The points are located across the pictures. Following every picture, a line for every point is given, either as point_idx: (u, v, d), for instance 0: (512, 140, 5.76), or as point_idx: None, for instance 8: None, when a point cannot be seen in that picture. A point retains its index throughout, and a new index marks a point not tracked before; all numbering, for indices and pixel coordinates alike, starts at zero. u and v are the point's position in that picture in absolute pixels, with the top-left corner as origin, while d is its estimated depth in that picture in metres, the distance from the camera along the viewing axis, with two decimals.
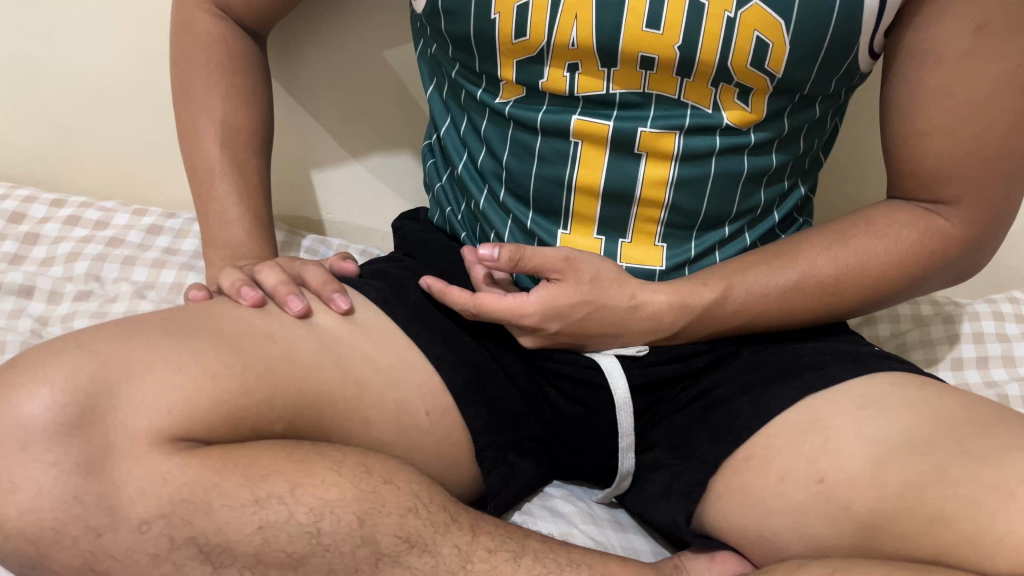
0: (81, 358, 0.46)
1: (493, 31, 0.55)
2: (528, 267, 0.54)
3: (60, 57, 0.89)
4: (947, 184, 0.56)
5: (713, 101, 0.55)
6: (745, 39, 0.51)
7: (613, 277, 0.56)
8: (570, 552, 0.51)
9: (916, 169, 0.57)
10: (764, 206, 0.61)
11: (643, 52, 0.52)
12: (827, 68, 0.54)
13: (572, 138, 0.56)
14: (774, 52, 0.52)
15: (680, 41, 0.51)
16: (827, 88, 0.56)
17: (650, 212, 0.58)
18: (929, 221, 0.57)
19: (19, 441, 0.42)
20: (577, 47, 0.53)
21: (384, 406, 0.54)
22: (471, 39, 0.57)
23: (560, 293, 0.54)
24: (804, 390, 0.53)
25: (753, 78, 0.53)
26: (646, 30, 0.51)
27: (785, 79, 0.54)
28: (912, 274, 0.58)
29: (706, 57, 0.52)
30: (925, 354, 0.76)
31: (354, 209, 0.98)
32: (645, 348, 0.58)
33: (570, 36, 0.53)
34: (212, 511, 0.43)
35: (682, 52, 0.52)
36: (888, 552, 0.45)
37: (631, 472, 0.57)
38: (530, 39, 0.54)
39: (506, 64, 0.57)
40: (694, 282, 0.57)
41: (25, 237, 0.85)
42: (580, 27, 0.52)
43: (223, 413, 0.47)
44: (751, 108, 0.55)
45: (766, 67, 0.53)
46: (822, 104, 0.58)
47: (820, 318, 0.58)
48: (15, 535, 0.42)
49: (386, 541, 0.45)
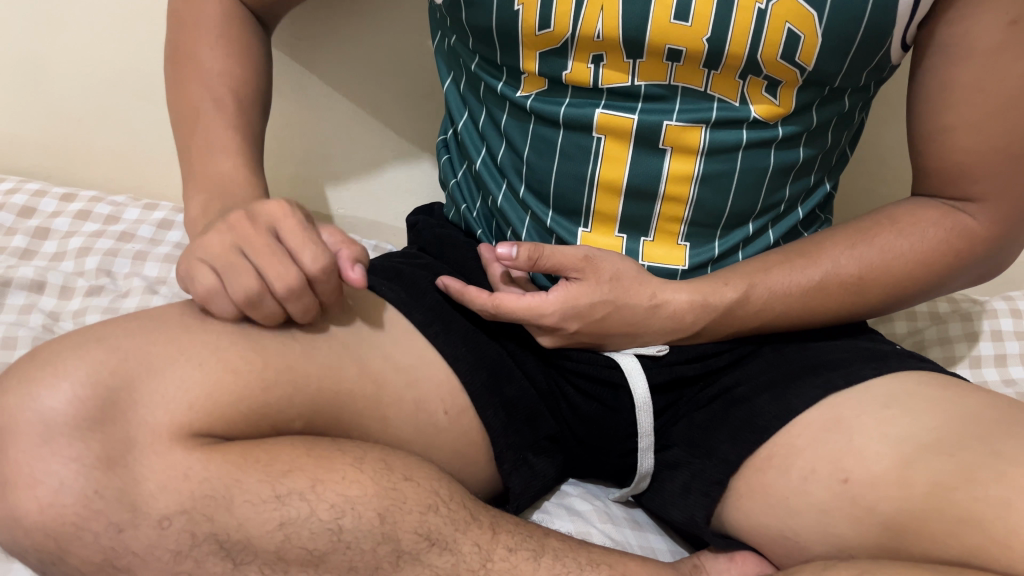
0: (101, 353, 0.46)
1: (516, 22, 0.55)
2: (546, 266, 0.54)
3: (73, 51, 0.88)
4: (973, 180, 0.55)
5: (740, 94, 0.55)
6: (776, 31, 0.51)
7: (633, 275, 0.56)
8: (590, 551, 0.51)
9: (943, 165, 0.56)
10: (788, 202, 0.61)
11: (671, 44, 0.52)
12: (858, 60, 0.54)
13: (595, 133, 0.56)
14: (806, 44, 0.52)
15: (709, 33, 0.51)
16: (857, 80, 0.56)
17: (675, 210, 0.58)
18: (954, 218, 0.57)
19: (40, 436, 0.42)
20: (603, 38, 0.53)
21: (403, 404, 0.53)
22: (493, 31, 0.57)
23: (581, 292, 0.54)
24: (826, 388, 0.52)
25: (783, 71, 0.53)
26: (674, 21, 0.51)
27: (816, 71, 0.53)
28: (937, 272, 0.57)
29: (736, 49, 0.52)
30: (943, 352, 0.76)
31: (363, 205, 0.98)
32: (666, 348, 0.57)
33: (595, 27, 0.52)
34: (233, 507, 0.42)
35: (711, 45, 0.51)
36: (915, 552, 0.44)
37: (650, 472, 0.57)
38: (554, 31, 0.54)
39: (528, 56, 0.57)
40: (715, 281, 0.57)
41: (35, 232, 0.84)
42: (606, 19, 0.52)
43: (244, 409, 0.47)
44: (779, 101, 0.55)
45: (796, 60, 0.52)
46: (851, 97, 0.58)
47: (845, 316, 0.58)
48: (36, 530, 0.41)
49: (407, 538, 0.45)
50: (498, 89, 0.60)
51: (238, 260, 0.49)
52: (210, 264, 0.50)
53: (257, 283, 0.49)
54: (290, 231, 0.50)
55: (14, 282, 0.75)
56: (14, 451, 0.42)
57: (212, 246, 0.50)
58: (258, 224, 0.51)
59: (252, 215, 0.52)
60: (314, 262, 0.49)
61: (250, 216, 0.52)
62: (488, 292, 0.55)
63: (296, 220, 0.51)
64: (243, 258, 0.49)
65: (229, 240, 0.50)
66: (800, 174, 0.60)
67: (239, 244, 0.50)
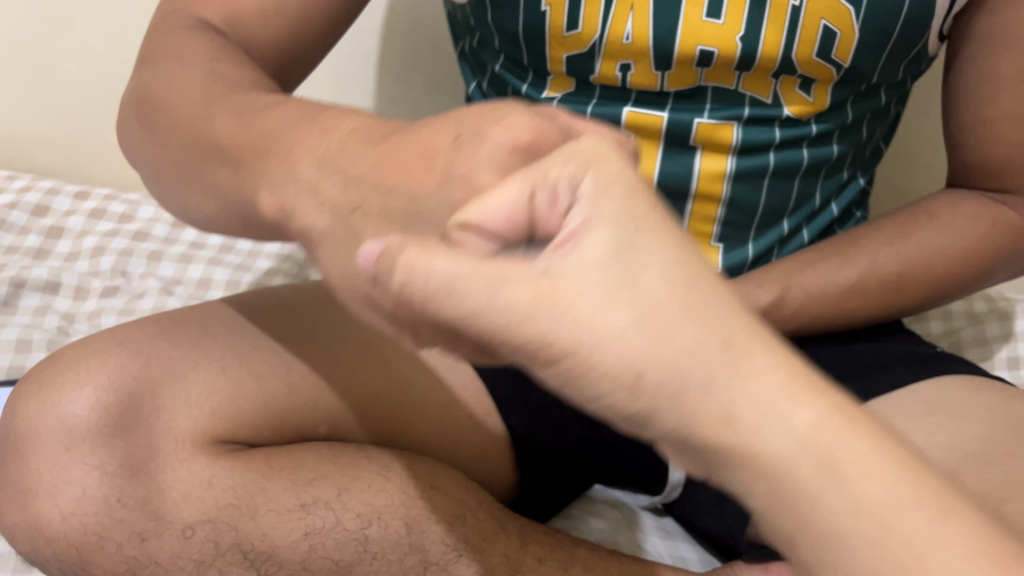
0: (122, 357, 0.45)
1: (543, 23, 0.53)
2: None
3: (90, 49, 0.88)
4: (1014, 175, 0.53)
5: (773, 92, 0.52)
6: (811, 28, 0.49)
7: None
8: (622, 561, 0.49)
9: (982, 160, 0.54)
10: (822, 199, 0.59)
11: (703, 46, 0.50)
12: (894, 54, 0.52)
13: (624, 130, 0.54)
14: (842, 41, 0.50)
15: (741, 33, 0.49)
16: (894, 74, 0.54)
17: (707, 210, 0.56)
18: (997, 212, 0.54)
19: (62, 443, 0.41)
20: (632, 41, 0.51)
21: (428, 409, 0.52)
22: (519, 33, 0.55)
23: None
24: (865, 392, 0.51)
25: (819, 69, 0.51)
26: (705, 20, 0.49)
27: (851, 69, 0.52)
28: (980, 270, 0.55)
29: (769, 49, 0.50)
30: (980, 353, 0.73)
31: None
32: None
33: (624, 29, 0.51)
34: (258, 516, 0.41)
35: (744, 45, 0.49)
36: None
37: (682, 482, 0.55)
38: (582, 32, 0.52)
39: (555, 58, 0.55)
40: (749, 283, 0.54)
41: (49, 231, 0.84)
42: (636, 20, 0.50)
43: (267, 415, 0.46)
44: (813, 99, 0.53)
45: (832, 56, 0.50)
46: (886, 92, 0.56)
47: (882, 315, 0.55)
48: (58, 539, 0.40)
49: (434, 549, 0.44)
50: (523, 91, 0.58)
51: None
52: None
53: None
54: None
55: (29, 282, 0.75)
56: (35, 457, 0.41)
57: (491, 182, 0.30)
58: (511, 148, 0.31)
59: (493, 146, 0.31)
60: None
61: (487, 134, 0.32)
62: None
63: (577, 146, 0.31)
64: None
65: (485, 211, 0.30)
66: (833, 170, 0.58)
67: None
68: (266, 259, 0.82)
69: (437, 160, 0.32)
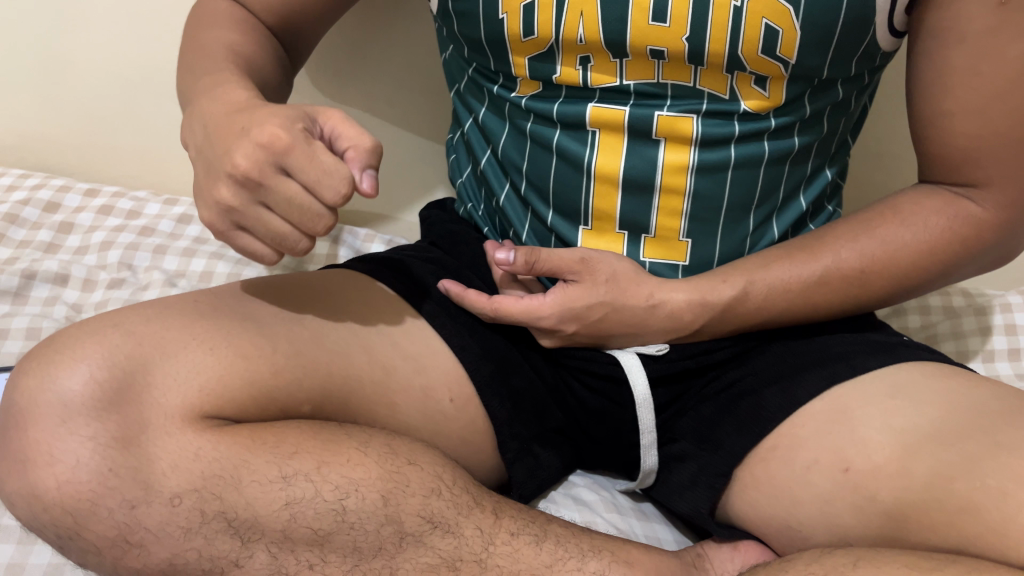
0: (116, 337, 0.48)
1: (503, 30, 0.57)
2: (544, 268, 0.56)
3: (96, 50, 0.92)
4: (977, 167, 0.55)
5: (729, 88, 0.55)
6: (754, 27, 0.52)
7: (631, 276, 0.57)
8: (593, 538, 0.52)
9: (946, 151, 0.56)
10: (788, 193, 0.61)
11: (652, 46, 0.53)
12: (841, 53, 0.54)
13: (590, 126, 0.57)
14: (785, 38, 0.52)
15: (687, 34, 0.52)
16: (847, 70, 0.56)
17: (673, 203, 0.58)
18: (960, 206, 0.57)
19: (59, 416, 0.44)
20: (585, 41, 0.54)
21: (410, 392, 0.55)
22: (483, 40, 0.59)
23: (578, 294, 0.56)
24: (831, 379, 0.53)
25: (767, 66, 0.54)
26: (652, 23, 0.52)
27: (799, 66, 0.54)
28: (943, 262, 0.57)
29: (717, 47, 0.53)
30: (956, 346, 0.75)
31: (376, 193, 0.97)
32: (666, 347, 0.58)
33: (577, 32, 0.54)
34: (241, 486, 0.44)
35: (690, 44, 0.52)
36: (915, 541, 0.45)
37: (655, 469, 0.58)
38: (539, 36, 0.56)
39: (518, 61, 0.59)
40: (714, 278, 0.57)
41: (59, 226, 0.88)
42: (587, 23, 0.54)
43: (254, 392, 0.48)
44: (768, 94, 0.56)
45: (777, 54, 0.53)
46: (844, 86, 0.58)
47: (846, 309, 0.58)
48: (54, 506, 0.43)
49: (410, 521, 0.46)
50: (495, 92, 0.63)
51: (264, 212, 0.48)
52: (229, 208, 0.48)
53: (291, 230, 0.48)
54: (302, 164, 0.45)
55: (39, 274, 0.79)
56: (35, 428, 0.44)
57: (239, 163, 0.47)
58: (257, 144, 0.46)
59: (251, 141, 0.47)
60: (337, 199, 0.45)
61: (253, 132, 0.47)
62: (487, 296, 0.58)
63: (304, 147, 0.46)
64: (274, 194, 0.47)
65: (237, 182, 0.47)
66: (798, 165, 0.60)
67: (262, 199, 0.47)
68: None
69: (233, 136, 0.49)
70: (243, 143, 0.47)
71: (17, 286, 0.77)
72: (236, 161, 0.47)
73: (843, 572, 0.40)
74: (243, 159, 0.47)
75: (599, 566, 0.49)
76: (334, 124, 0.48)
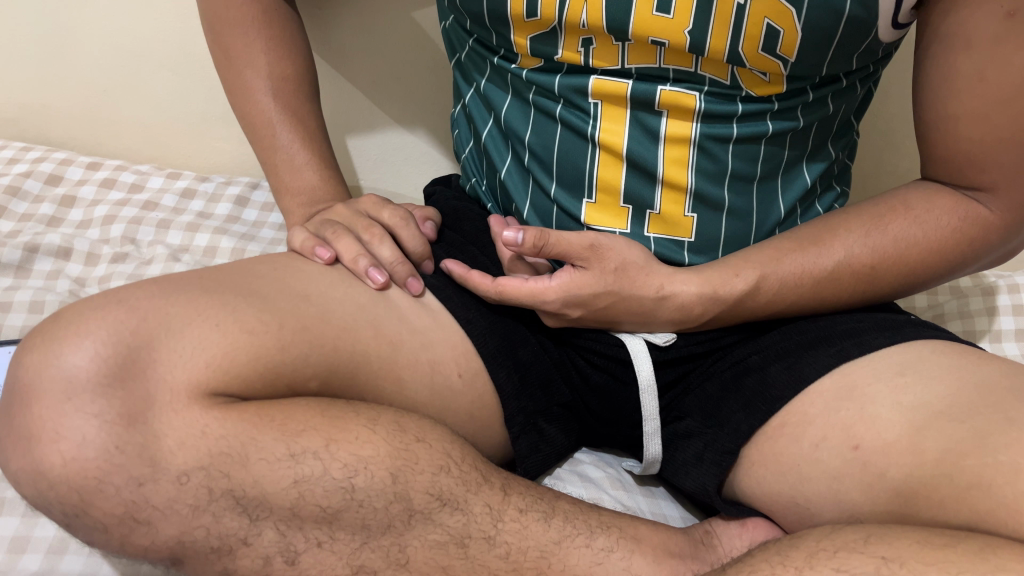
0: (120, 313, 0.47)
1: (507, 9, 0.58)
2: (551, 252, 0.55)
3: (95, 21, 0.90)
4: (982, 170, 0.54)
5: (730, 75, 0.55)
6: (755, 25, 0.52)
7: (639, 265, 0.56)
8: (601, 514, 0.52)
9: (949, 148, 0.55)
10: (793, 170, 0.60)
11: (654, 37, 0.53)
12: (842, 49, 0.54)
13: (591, 98, 0.57)
14: (785, 38, 0.52)
15: (690, 26, 0.52)
16: (848, 63, 0.56)
17: (676, 176, 0.57)
18: (968, 208, 0.56)
19: (64, 392, 0.43)
20: (588, 26, 0.55)
21: (418, 366, 0.55)
22: (485, 16, 0.60)
23: (585, 280, 0.55)
24: (840, 357, 0.53)
25: (766, 63, 0.54)
26: (656, 14, 0.52)
27: (799, 63, 0.54)
28: (952, 259, 0.57)
29: (716, 42, 0.53)
30: (963, 326, 0.75)
31: (394, 158, 0.99)
32: (673, 337, 0.58)
33: (580, 17, 0.55)
34: (249, 464, 0.43)
35: (692, 37, 0.53)
36: (924, 517, 0.45)
37: (659, 458, 0.58)
38: (541, 18, 0.56)
39: (521, 38, 0.59)
40: (725, 271, 0.56)
41: (62, 200, 0.87)
42: (590, 10, 0.54)
43: (260, 368, 0.48)
44: (769, 79, 0.55)
45: (778, 52, 0.53)
46: (847, 77, 0.58)
47: (856, 304, 0.58)
48: (60, 483, 0.42)
49: (419, 498, 0.45)
50: (496, 63, 0.63)
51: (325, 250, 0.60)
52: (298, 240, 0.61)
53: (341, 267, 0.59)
54: (372, 230, 0.61)
55: (42, 247, 0.78)
56: (38, 405, 0.43)
57: (340, 212, 0.65)
58: (359, 208, 0.66)
59: (360, 206, 0.66)
60: (390, 255, 0.59)
61: (359, 204, 0.66)
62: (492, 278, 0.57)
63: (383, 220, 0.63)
64: (338, 240, 0.60)
65: (322, 225, 0.63)
66: (800, 142, 0.59)
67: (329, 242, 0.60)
68: (270, 230, 0.86)
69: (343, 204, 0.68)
70: (351, 203, 0.67)
71: (20, 259, 0.76)
72: (336, 215, 0.65)
73: (853, 549, 0.40)
74: (344, 214, 0.64)
75: (607, 542, 0.49)
76: (398, 225, 0.62)
